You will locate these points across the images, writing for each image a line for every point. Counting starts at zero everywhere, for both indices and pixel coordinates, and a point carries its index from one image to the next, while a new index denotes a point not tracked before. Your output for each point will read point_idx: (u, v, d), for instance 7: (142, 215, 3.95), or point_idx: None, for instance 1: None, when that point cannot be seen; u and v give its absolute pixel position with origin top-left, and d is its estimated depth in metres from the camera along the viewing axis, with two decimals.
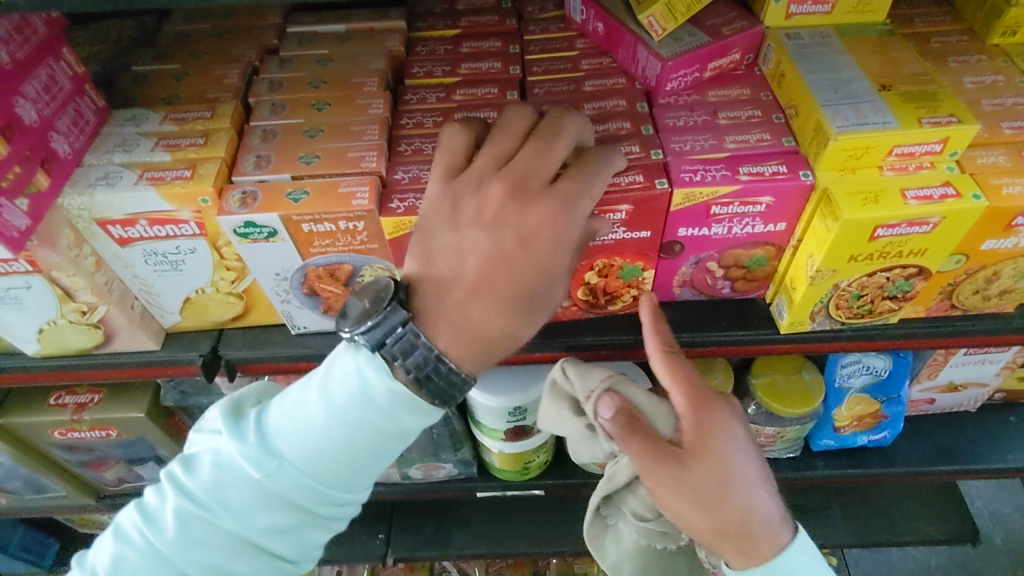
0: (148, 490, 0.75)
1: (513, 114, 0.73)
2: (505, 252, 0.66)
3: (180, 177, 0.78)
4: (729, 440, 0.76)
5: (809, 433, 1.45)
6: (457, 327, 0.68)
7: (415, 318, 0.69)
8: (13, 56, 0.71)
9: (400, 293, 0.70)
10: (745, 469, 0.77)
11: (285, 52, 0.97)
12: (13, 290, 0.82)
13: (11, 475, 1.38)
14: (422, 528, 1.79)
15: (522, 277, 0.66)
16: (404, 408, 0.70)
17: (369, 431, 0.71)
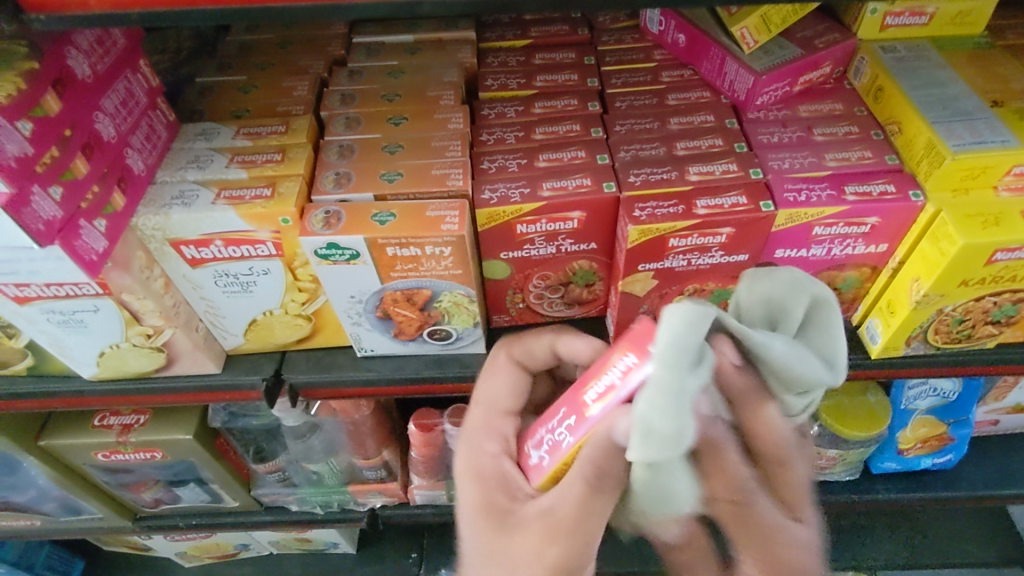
0: None
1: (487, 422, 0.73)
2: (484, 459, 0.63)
3: (260, 197, 0.74)
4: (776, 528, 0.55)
5: (871, 456, 1.40)
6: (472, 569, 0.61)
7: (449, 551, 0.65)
8: (94, 69, 0.66)
9: None
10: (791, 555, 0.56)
11: (354, 63, 0.94)
12: (79, 313, 0.78)
13: (46, 497, 1.33)
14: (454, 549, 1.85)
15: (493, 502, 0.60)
16: None
17: None
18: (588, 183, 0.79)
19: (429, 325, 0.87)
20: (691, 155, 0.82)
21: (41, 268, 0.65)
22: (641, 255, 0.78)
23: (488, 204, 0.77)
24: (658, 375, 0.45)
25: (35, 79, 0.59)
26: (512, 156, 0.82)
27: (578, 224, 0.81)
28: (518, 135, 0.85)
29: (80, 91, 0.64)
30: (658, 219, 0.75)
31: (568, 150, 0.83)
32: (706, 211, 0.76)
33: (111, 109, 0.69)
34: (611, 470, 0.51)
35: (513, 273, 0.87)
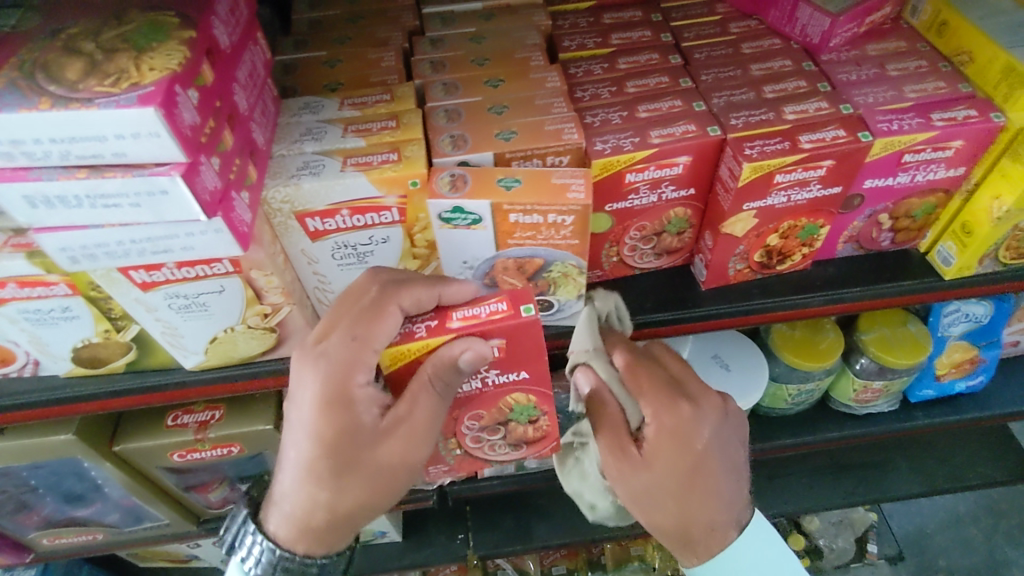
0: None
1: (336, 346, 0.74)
2: (334, 432, 0.74)
3: (388, 160, 0.75)
4: (685, 429, 0.81)
5: (909, 386, 1.46)
6: (316, 505, 0.78)
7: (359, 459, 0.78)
8: (230, 38, 0.65)
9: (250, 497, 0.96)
10: (707, 467, 0.81)
11: (433, 31, 0.95)
12: (202, 295, 0.78)
13: (112, 507, 1.30)
14: (501, 524, 1.56)
15: (308, 469, 0.76)
16: None
17: None
18: (693, 128, 0.82)
19: (533, 293, 0.87)
20: (781, 97, 0.86)
21: (197, 243, 0.64)
22: (748, 194, 0.82)
23: (603, 153, 0.79)
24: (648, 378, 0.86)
25: (194, 46, 0.58)
26: (612, 109, 0.85)
27: (682, 169, 0.83)
28: (611, 89, 0.88)
29: (223, 62, 0.64)
30: (769, 155, 0.79)
31: (664, 100, 0.86)
32: (811, 145, 0.80)
33: (243, 80, 0.68)
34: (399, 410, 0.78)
35: (613, 225, 0.89)
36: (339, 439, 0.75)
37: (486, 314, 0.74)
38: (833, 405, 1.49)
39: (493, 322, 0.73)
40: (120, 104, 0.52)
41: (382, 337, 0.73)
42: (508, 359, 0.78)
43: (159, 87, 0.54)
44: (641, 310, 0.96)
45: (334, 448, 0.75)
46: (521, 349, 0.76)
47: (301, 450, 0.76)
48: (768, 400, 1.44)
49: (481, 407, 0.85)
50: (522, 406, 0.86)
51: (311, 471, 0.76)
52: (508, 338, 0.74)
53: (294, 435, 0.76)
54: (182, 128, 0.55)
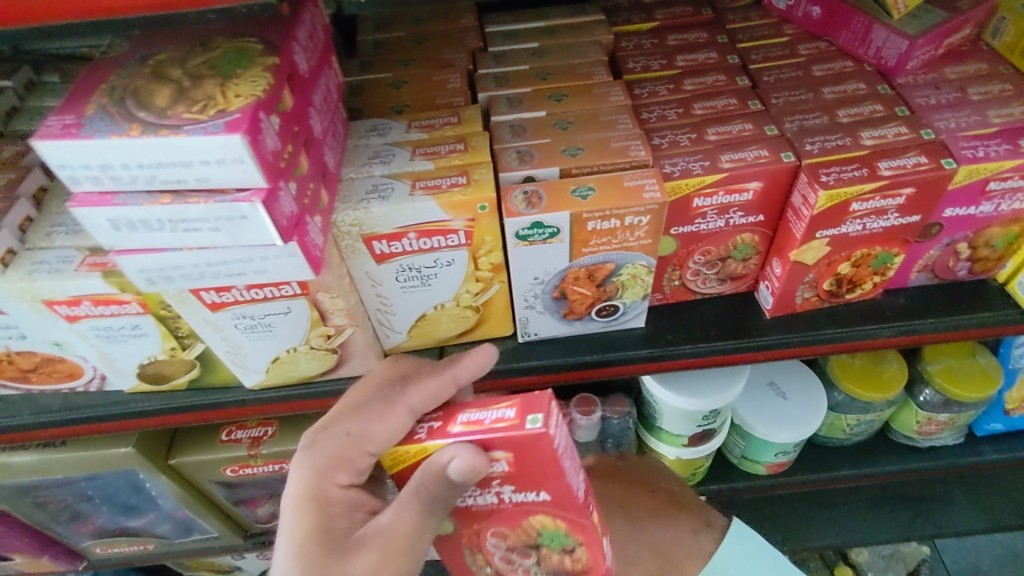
0: None
1: (356, 425, 0.72)
2: (300, 498, 0.70)
3: (457, 185, 0.74)
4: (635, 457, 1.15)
5: (976, 419, 1.39)
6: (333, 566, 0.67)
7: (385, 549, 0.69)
8: (308, 63, 0.66)
9: None
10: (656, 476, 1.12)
11: (495, 48, 0.95)
12: (269, 316, 0.78)
13: (164, 518, 1.31)
14: None
15: (324, 536, 0.69)
16: None
17: None
18: (766, 153, 0.80)
19: (601, 301, 0.87)
20: (857, 121, 0.83)
21: (271, 266, 0.64)
22: (823, 222, 0.79)
23: (672, 177, 0.78)
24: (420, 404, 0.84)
25: (278, 73, 0.59)
26: (681, 131, 0.83)
27: (752, 195, 0.81)
28: (678, 110, 0.86)
29: (302, 87, 0.64)
30: (846, 182, 0.76)
31: (734, 123, 0.84)
32: (890, 171, 0.77)
33: (319, 105, 0.69)
34: (438, 493, 0.65)
35: (678, 249, 0.87)
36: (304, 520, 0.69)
37: (490, 419, 0.65)
38: (893, 436, 1.44)
39: (493, 431, 0.63)
40: (208, 130, 0.53)
41: (391, 436, 0.70)
42: (521, 475, 0.67)
43: (245, 114, 0.54)
44: (704, 337, 0.93)
45: (303, 531, 0.69)
46: (528, 460, 0.65)
47: (315, 516, 0.69)
48: (825, 430, 1.40)
49: (503, 524, 0.75)
50: (551, 530, 0.74)
51: (323, 534, 0.69)
52: (516, 452, 0.64)
53: (337, 494, 0.71)
54: (264, 154, 0.56)
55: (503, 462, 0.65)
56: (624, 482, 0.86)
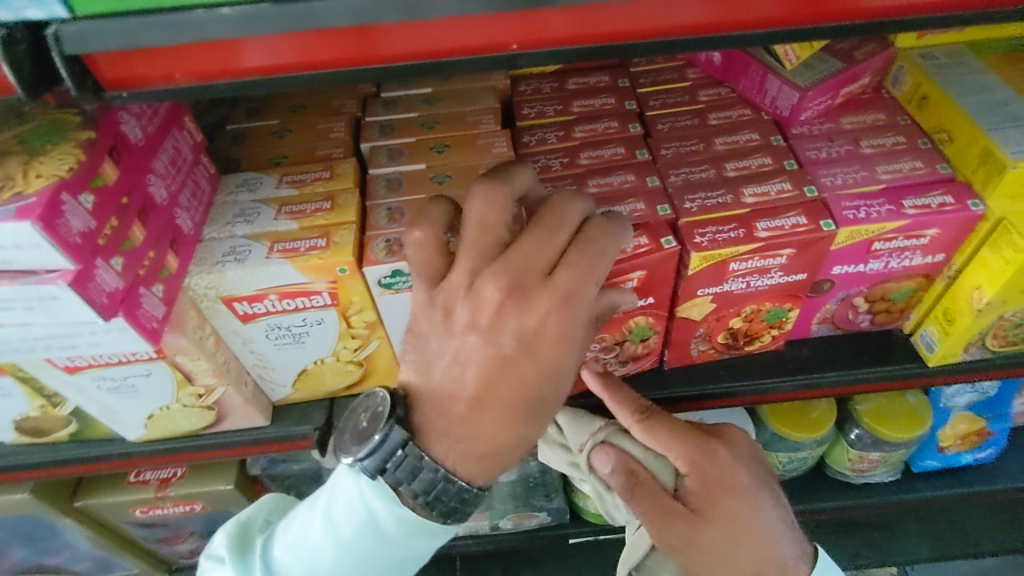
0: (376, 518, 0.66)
1: (491, 213, 0.56)
2: (512, 358, 0.55)
3: (316, 247, 0.72)
4: None
5: (911, 455, 1.35)
6: (467, 440, 0.57)
7: (416, 437, 0.59)
8: (144, 130, 0.64)
9: (399, 408, 0.60)
10: None
11: (388, 93, 0.92)
12: (130, 378, 0.76)
13: (80, 556, 1.29)
14: (489, 574, 1.52)
15: (530, 380, 0.55)
16: (417, 534, 0.63)
17: (385, 560, 0.64)
18: (643, 209, 0.77)
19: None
20: (742, 176, 0.81)
21: (103, 340, 0.62)
22: (702, 280, 0.77)
23: None
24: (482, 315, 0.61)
25: (93, 148, 0.57)
26: (561, 184, 0.81)
27: (637, 283, 0.76)
28: (563, 160, 0.84)
29: (134, 156, 0.62)
30: (721, 244, 0.73)
31: (616, 174, 0.82)
32: (767, 233, 0.74)
33: (162, 170, 0.67)
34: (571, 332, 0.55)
35: None
36: (569, 329, 0.55)
37: (630, 248, 0.74)
38: (827, 471, 1.39)
39: (636, 253, 0.73)
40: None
41: (594, 280, 0.56)
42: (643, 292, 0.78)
43: (42, 197, 0.52)
44: None
45: (560, 363, 0.56)
46: (660, 280, 0.77)
47: (564, 355, 0.55)
48: None
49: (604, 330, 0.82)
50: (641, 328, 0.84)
51: (554, 372, 0.56)
52: (650, 270, 0.75)
53: (443, 369, 0.57)
54: (70, 237, 0.53)
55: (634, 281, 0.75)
56: (704, 479, 0.72)
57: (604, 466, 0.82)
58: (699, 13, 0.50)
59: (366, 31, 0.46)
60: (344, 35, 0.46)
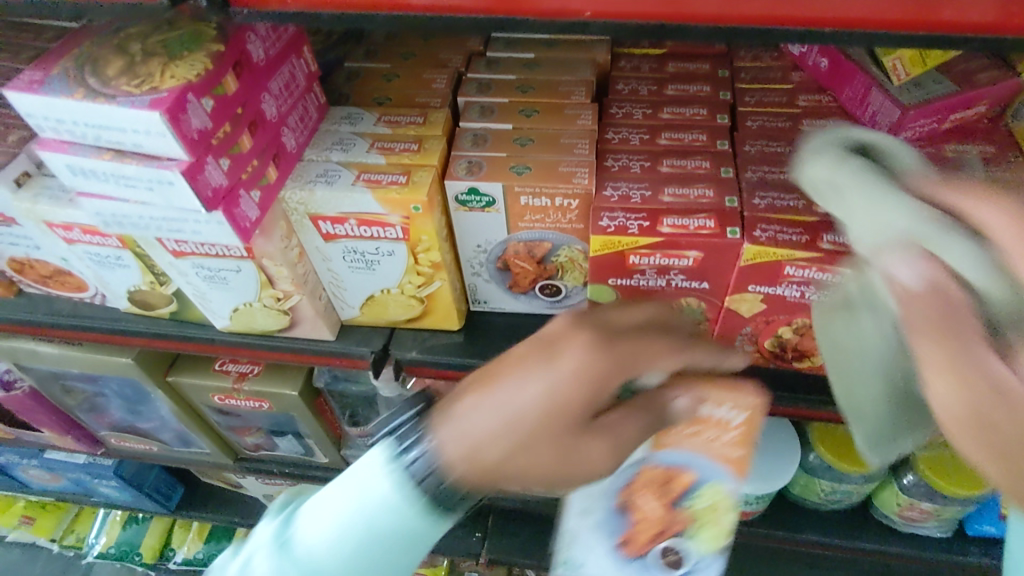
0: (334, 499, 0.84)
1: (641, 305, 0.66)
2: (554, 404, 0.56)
3: (396, 183, 0.78)
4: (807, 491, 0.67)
5: (968, 516, 1.26)
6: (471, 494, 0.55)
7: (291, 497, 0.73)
8: (267, 52, 0.72)
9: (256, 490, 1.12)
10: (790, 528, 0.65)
11: (493, 53, 0.96)
12: (223, 271, 0.87)
13: (165, 426, 1.47)
14: (517, 533, 1.58)
15: (477, 431, 0.55)
16: None
17: None
18: (710, 193, 0.79)
19: (543, 278, 0.93)
20: None
21: (204, 230, 0.72)
22: (754, 276, 0.77)
23: (604, 231, 0.76)
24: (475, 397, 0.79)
25: (220, 60, 0.65)
26: (636, 158, 0.84)
27: (693, 262, 0.77)
28: (644, 137, 0.86)
29: (255, 74, 0.71)
30: (778, 243, 0.73)
31: (692, 157, 0.83)
32: (830, 245, 0.72)
33: (276, 90, 0.75)
34: (571, 396, 0.57)
35: (618, 300, 0.84)
36: (558, 388, 0.57)
37: (693, 226, 0.75)
38: (873, 513, 1.33)
39: (700, 233, 0.74)
40: (136, 105, 0.60)
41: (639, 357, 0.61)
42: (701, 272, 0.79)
43: (172, 94, 0.61)
44: None
45: (538, 418, 0.56)
46: (716, 265, 0.77)
47: (536, 417, 0.56)
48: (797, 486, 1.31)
49: None
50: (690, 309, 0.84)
51: (519, 423, 0.55)
52: (706, 254, 0.76)
53: (467, 416, 0.56)
54: (188, 132, 0.62)
55: (691, 260, 0.77)
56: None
57: (908, 272, 0.46)
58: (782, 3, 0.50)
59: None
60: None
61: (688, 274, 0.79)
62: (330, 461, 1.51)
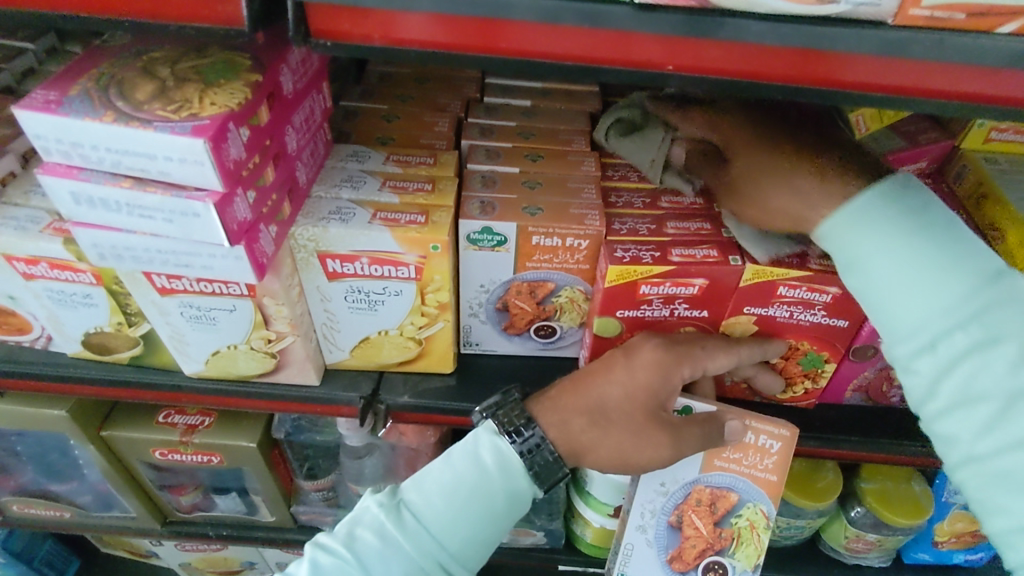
0: (352, 523, 0.79)
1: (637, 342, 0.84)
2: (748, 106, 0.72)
3: (415, 222, 0.78)
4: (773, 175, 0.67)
5: (905, 544, 1.36)
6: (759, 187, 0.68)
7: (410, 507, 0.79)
8: (295, 85, 0.71)
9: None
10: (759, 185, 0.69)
11: (489, 101, 0.99)
12: (213, 311, 0.81)
13: (86, 487, 1.31)
14: None
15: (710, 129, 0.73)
16: None
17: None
18: (709, 230, 0.84)
19: (540, 320, 0.94)
20: None
21: (217, 265, 0.68)
22: (750, 297, 0.82)
23: (621, 261, 0.79)
24: (483, 426, 0.83)
25: (258, 90, 0.63)
26: (638, 197, 0.89)
27: (697, 291, 0.82)
28: (641, 175, 0.92)
29: (284, 106, 0.69)
30: (775, 263, 0.79)
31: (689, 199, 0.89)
32: (820, 265, 0.80)
33: (298, 124, 0.73)
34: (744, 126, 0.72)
35: (621, 332, 0.88)
36: (748, 175, 0.68)
37: (701, 255, 0.80)
38: (822, 547, 1.40)
39: (707, 263, 0.79)
40: (175, 131, 0.57)
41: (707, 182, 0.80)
42: (704, 300, 0.84)
43: (214, 122, 0.58)
44: None
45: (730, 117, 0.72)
46: (718, 295, 0.83)
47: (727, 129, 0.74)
48: None
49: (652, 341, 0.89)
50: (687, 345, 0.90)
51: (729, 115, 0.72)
52: (710, 283, 0.81)
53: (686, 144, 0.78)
54: (226, 161, 0.59)
55: (695, 289, 0.81)
56: None
57: None
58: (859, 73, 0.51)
59: (552, 29, 0.50)
60: (540, 30, 0.50)
61: (692, 304, 0.84)
62: (275, 520, 1.39)
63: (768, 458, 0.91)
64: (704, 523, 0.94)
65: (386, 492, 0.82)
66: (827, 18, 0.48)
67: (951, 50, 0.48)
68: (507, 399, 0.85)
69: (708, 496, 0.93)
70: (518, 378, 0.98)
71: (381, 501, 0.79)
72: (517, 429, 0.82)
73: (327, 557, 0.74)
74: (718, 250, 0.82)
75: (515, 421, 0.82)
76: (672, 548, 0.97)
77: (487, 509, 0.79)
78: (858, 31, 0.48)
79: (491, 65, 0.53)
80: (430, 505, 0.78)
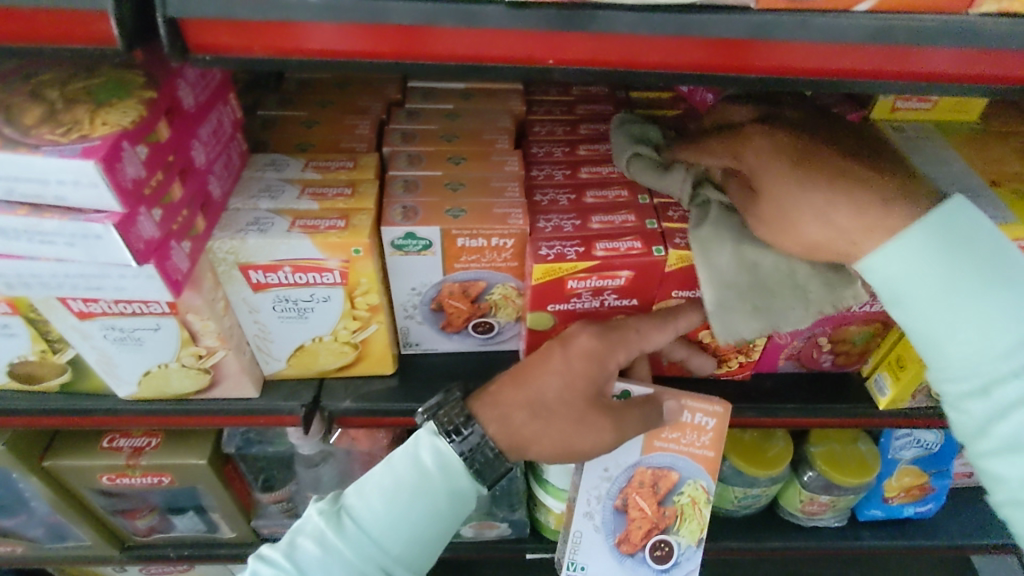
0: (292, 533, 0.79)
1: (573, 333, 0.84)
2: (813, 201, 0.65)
3: (335, 227, 0.77)
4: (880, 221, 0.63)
5: (856, 503, 1.41)
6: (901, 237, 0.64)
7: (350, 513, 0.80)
8: (196, 99, 0.70)
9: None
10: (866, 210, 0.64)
11: (411, 105, 0.99)
12: (137, 331, 0.80)
13: (36, 520, 1.28)
14: None
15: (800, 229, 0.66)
16: None
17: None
18: (632, 219, 0.85)
19: (476, 317, 0.95)
20: None
21: (129, 285, 0.67)
22: (676, 279, 0.84)
23: (546, 260, 0.80)
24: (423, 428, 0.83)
25: (153, 107, 0.62)
26: (562, 191, 0.90)
27: (625, 281, 0.84)
28: (565, 171, 0.93)
29: (184, 121, 0.68)
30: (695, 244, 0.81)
31: (611, 189, 0.90)
32: None
33: (205, 137, 0.72)
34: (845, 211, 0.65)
35: (555, 324, 0.89)
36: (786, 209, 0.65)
37: (625, 248, 0.81)
38: (780, 513, 1.44)
39: (630, 255, 0.81)
40: (64, 154, 0.56)
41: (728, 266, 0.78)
42: (632, 289, 0.86)
43: (105, 142, 0.57)
44: None
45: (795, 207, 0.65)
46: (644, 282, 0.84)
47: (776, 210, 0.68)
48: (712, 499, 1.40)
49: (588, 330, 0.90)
50: None
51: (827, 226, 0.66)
52: (636, 273, 0.82)
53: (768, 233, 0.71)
54: (123, 181, 0.58)
55: (622, 280, 0.83)
56: None
57: None
58: (733, 56, 0.53)
59: (433, 32, 0.51)
60: (421, 32, 0.51)
61: (620, 293, 0.85)
62: (236, 536, 1.38)
63: (705, 435, 0.94)
64: (647, 503, 0.96)
65: (329, 498, 0.82)
66: (694, 5, 0.49)
67: (816, 29, 0.50)
68: (448, 398, 0.85)
69: (649, 477, 0.96)
70: (460, 375, 0.98)
71: (322, 509, 0.80)
72: (456, 427, 0.81)
73: (268, 568, 0.76)
74: (639, 235, 0.83)
75: (454, 420, 0.82)
76: (618, 531, 0.98)
77: (429, 510, 0.80)
78: (727, 16, 0.49)
79: (378, 69, 0.53)
80: (370, 511, 0.79)
